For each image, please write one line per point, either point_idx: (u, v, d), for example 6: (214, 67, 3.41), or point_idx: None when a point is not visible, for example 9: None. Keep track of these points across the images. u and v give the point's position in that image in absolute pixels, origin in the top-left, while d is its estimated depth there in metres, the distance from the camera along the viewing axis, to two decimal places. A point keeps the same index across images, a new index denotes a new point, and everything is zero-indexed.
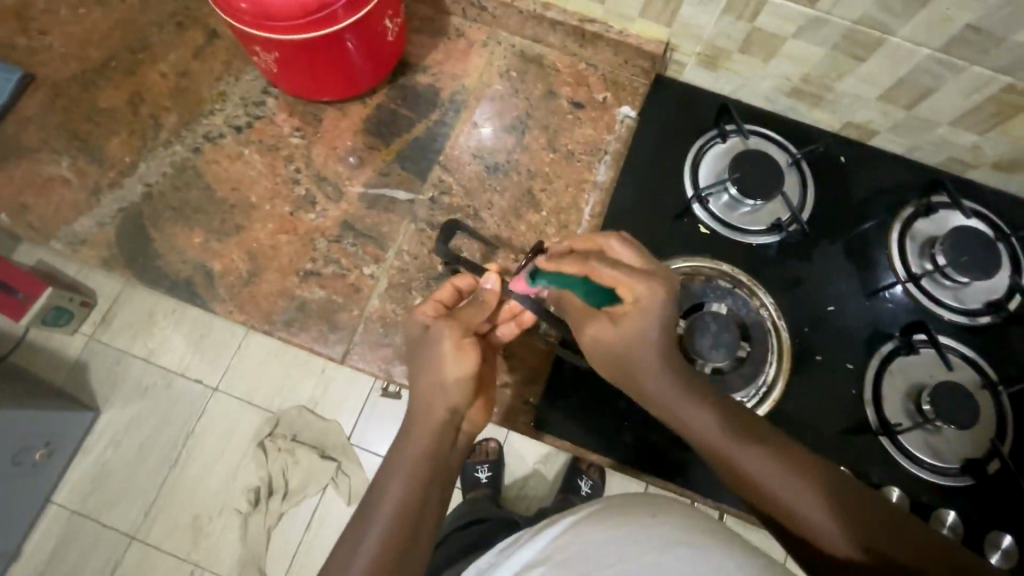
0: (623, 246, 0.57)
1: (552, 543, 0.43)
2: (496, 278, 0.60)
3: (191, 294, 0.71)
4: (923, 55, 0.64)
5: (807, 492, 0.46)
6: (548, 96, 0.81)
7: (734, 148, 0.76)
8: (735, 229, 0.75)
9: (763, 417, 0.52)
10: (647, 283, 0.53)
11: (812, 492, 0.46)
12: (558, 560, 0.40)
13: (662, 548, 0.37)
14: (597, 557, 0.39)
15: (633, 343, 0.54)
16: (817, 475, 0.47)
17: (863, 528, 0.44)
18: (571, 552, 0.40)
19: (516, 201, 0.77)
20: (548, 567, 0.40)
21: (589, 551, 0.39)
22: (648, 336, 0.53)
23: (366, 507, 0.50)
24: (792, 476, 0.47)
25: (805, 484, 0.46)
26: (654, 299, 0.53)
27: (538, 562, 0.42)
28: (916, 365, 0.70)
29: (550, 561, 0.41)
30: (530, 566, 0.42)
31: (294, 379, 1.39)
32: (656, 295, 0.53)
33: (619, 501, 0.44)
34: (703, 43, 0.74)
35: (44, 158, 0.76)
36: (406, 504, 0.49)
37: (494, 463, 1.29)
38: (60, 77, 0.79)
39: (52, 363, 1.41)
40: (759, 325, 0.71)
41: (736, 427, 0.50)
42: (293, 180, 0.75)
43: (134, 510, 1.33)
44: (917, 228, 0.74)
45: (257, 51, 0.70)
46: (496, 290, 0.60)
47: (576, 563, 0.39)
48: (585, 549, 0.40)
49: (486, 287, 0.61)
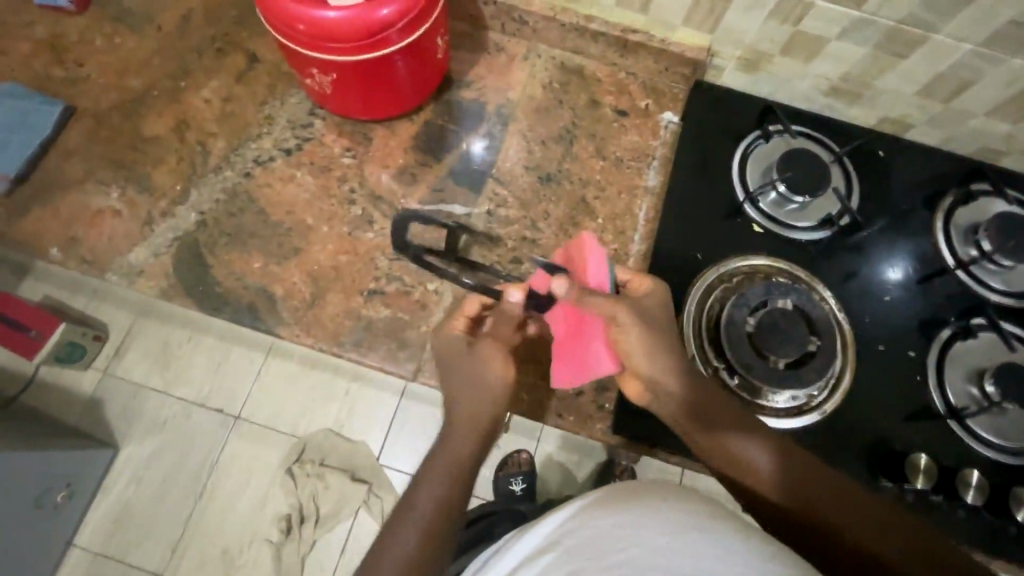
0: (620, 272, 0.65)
1: (558, 533, 0.46)
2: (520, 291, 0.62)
3: (254, 320, 0.69)
4: (965, 50, 0.66)
5: (771, 475, 0.53)
6: (592, 105, 0.81)
7: (778, 148, 0.79)
8: (787, 226, 0.76)
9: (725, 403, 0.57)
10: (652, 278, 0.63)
11: (773, 469, 0.53)
12: (565, 546, 0.44)
13: (671, 530, 0.41)
14: (603, 540, 0.42)
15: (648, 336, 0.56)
16: (808, 472, 0.53)
17: (816, 498, 0.51)
18: (580, 535, 0.44)
19: (571, 210, 0.77)
20: (558, 552, 0.44)
21: (598, 534, 0.43)
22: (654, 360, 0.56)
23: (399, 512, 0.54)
24: (799, 483, 0.52)
25: (769, 461, 0.54)
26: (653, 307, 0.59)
27: (546, 549, 0.45)
28: (975, 348, 0.72)
29: (557, 547, 0.45)
30: (541, 551, 0.46)
31: (319, 403, 1.41)
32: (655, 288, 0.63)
33: (624, 491, 0.48)
34: (745, 47, 0.76)
35: (93, 191, 0.75)
36: (415, 504, 0.53)
37: (528, 475, 1.27)
38: (103, 108, 0.79)
39: (67, 401, 1.41)
40: (825, 317, 0.71)
41: (707, 410, 0.56)
42: (348, 200, 0.75)
43: (160, 547, 1.32)
44: (958, 216, 0.77)
45: (312, 72, 0.71)
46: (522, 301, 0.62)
47: (585, 548, 0.42)
48: (595, 533, 0.43)
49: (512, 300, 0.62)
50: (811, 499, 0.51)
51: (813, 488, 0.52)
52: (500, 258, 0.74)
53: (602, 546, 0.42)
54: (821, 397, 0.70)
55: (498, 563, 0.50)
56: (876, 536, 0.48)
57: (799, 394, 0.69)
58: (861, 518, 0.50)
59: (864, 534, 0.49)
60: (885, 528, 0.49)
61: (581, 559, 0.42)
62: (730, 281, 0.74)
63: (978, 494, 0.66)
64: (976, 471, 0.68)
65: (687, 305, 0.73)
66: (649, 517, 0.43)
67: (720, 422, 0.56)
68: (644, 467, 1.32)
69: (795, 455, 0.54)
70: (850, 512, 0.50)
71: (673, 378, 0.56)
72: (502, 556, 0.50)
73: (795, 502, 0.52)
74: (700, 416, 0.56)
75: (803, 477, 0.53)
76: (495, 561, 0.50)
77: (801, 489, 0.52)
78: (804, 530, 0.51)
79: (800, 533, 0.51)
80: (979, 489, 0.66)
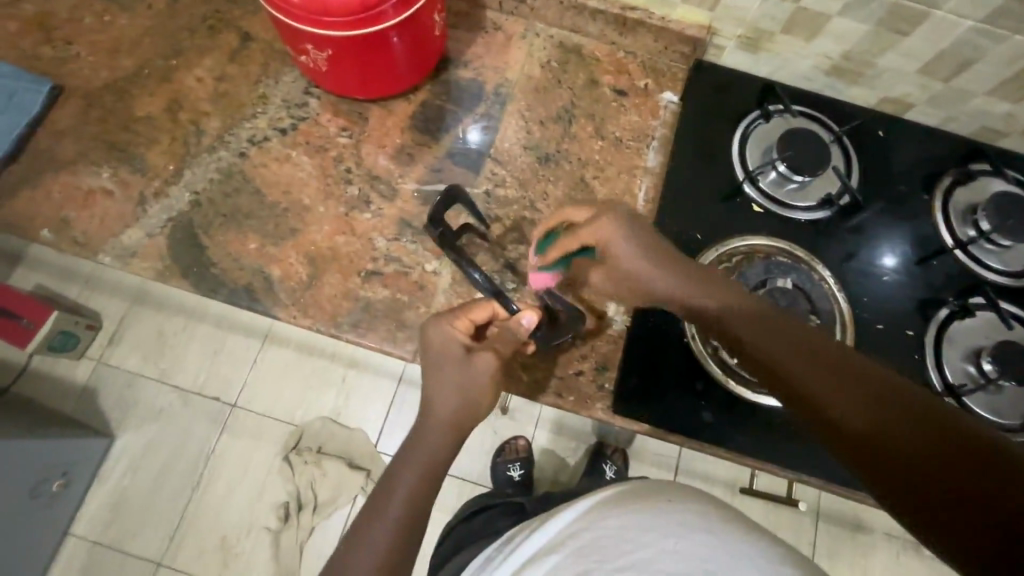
0: (573, 234, 0.61)
1: (563, 532, 0.46)
2: (535, 315, 0.62)
3: (251, 301, 0.69)
4: (967, 27, 0.66)
5: (794, 368, 0.46)
6: (591, 84, 0.80)
7: (778, 128, 0.79)
8: (785, 205, 0.76)
9: (738, 306, 0.53)
10: (600, 220, 0.59)
11: (789, 362, 0.47)
12: (572, 547, 0.44)
13: (676, 532, 0.41)
14: (612, 541, 0.43)
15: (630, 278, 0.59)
16: (832, 366, 0.45)
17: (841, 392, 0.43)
18: (586, 537, 0.44)
19: (570, 190, 0.76)
20: (567, 553, 0.44)
21: (604, 536, 0.43)
22: (643, 267, 0.58)
23: (370, 508, 0.53)
24: (823, 376, 0.44)
25: (786, 358, 0.47)
26: (620, 236, 0.58)
27: (551, 549, 0.46)
28: (973, 328, 0.72)
29: (564, 548, 0.45)
30: (547, 553, 0.46)
31: (317, 391, 1.40)
32: (610, 225, 0.59)
33: (626, 490, 0.48)
34: (746, 25, 0.75)
35: (84, 171, 0.74)
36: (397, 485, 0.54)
37: (525, 461, 1.27)
38: (93, 87, 0.77)
39: (60, 390, 1.40)
40: (825, 298, 0.73)
41: (715, 312, 0.54)
42: (344, 180, 0.74)
43: (159, 536, 1.32)
44: (957, 196, 0.77)
45: (308, 48, 0.69)
46: (532, 327, 0.62)
47: (591, 549, 0.43)
48: (603, 535, 0.43)
49: (524, 323, 0.62)
50: (836, 392, 0.43)
51: (843, 385, 0.43)
52: (499, 238, 0.73)
53: (608, 548, 0.42)
54: None
55: (501, 566, 0.50)
56: (914, 434, 0.39)
57: None
58: (899, 419, 0.40)
59: (893, 434, 0.39)
60: (927, 428, 0.39)
61: (590, 560, 0.42)
62: (729, 262, 0.74)
63: None
64: None
65: None
66: (657, 517, 0.43)
67: (731, 323, 0.52)
68: (640, 452, 1.33)
69: (818, 351, 0.46)
70: (893, 406, 0.41)
71: (675, 274, 0.57)
72: (507, 557, 0.50)
73: (809, 405, 0.44)
74: (710, 318, 0.54)
75: (825, 369, 0.45)
76: (499, 565, 0.50)
77: (816, 394, 0.44)
78: (853, 439, 0.41)
79: (857, 446, 0.41)
80: None
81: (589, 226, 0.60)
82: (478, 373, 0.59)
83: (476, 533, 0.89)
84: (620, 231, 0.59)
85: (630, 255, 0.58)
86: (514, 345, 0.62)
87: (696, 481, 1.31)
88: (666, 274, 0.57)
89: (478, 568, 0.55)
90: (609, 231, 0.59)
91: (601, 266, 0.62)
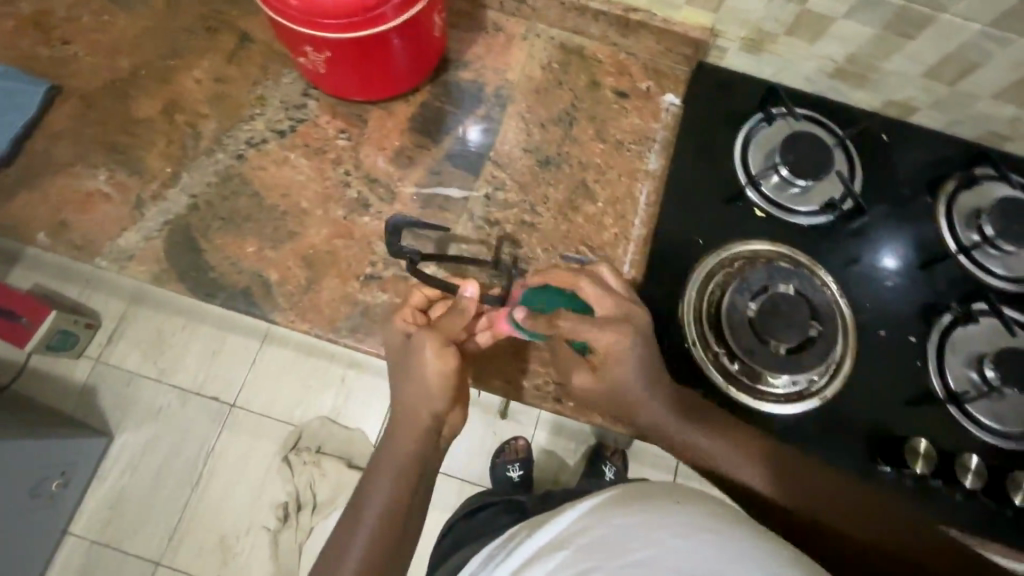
0: (589, 287, 0.60)
1: (567, 531, 0.46)
2: (475, 286, 0.60)
3: (248, 305, 0.68)
4: (973, 30, 0.65)
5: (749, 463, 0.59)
6: (592, 86, 0.79)
7: (781, 131, 0.78)
8: (788, 210, 0.76)
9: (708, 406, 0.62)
10: (613, 332, 0.57)
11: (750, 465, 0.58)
12: (579, 545, 0.43)
13: (684, 532, 0.40)
14: (617, 540, 0.42)
15: (617, 389, 0.59)
16: (782, 463, 0.59)
17: (803, 495, 0.57)
18: (591, 535, 0.43)
19: (570, 193, 0.75)
20: (571, 550, 0.43)
21: (610, 534, 0.43)
22: (637, 391, 0.59)
23: (350, 517, 0.56)
24: (777, 478, 0.58)
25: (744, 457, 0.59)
26: (625, 352, 0.58)
27: (557, 546, 0.45)
28: (975, 333, 0.71)
29: (568, 546, 0.44)
30: (551, 552, 0.45)
31: (316, 391, 1.40)
32: (625, 347, 0.58)
33: (630, 491, 0.48)
34: (750, 26, 0.74)
35: (81, 173, 0.73)
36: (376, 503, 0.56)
37: (525, 461, 1.26)
38: (90, 88, 0.76)
39: (59, 389, 1.39)
40: (826, 305, 0.71)
41: (699, 408, 0.61)
42: (343, 183, 0.74)
43: (158, 535, 1.32)
44: (961, 201, 0.77)
45: (307, 50, 0.68)
46: (475, 297, 0.60)
47: (597, 546, 0.42)
48: (609, 533, 0.43)
49: (466, 296, 0.61)
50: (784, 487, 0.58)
51: (799, 486, 0.58)
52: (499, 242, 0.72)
53: (613, 545, 0.42)
54: (821, 381, 0.69)
55: (504, 564, 0.49)
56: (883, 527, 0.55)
57: (799, 379, 0.68)
58: (864, 515, 0.56)
59: (870, 525, 0.56)
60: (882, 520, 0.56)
61: (595, 558, 0.41)
62: (731, 266, 0.73)
63: (975, 478, 0.66)
64: (975, 456, 0.67)
65: (687, 290, 0.72)
66: (664, 517, 0.42)
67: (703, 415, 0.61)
68: (639, 453, 1.33)
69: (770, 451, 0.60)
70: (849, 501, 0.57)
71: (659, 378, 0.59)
72: (507, 557, 0.50)
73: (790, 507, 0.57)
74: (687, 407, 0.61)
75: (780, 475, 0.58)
76: (500, 565, 0.50)
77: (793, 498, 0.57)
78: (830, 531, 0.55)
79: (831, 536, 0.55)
80: (977, 474, 0.66)
81: (608, 331, 0.58)
82: (419, 357, 0.59)
83: (472, 536, 0.88)
84: (636, 350, 0.58)
85: (632, 374, 0.58)
86: (467, 320, 0.61)
87: (696, 482, 1.31)
88: (661, 389, 0.60)
89: (481, 566, 0.55)
90: (615, 344, 0.58)
91: (588, 371, 0.61)
